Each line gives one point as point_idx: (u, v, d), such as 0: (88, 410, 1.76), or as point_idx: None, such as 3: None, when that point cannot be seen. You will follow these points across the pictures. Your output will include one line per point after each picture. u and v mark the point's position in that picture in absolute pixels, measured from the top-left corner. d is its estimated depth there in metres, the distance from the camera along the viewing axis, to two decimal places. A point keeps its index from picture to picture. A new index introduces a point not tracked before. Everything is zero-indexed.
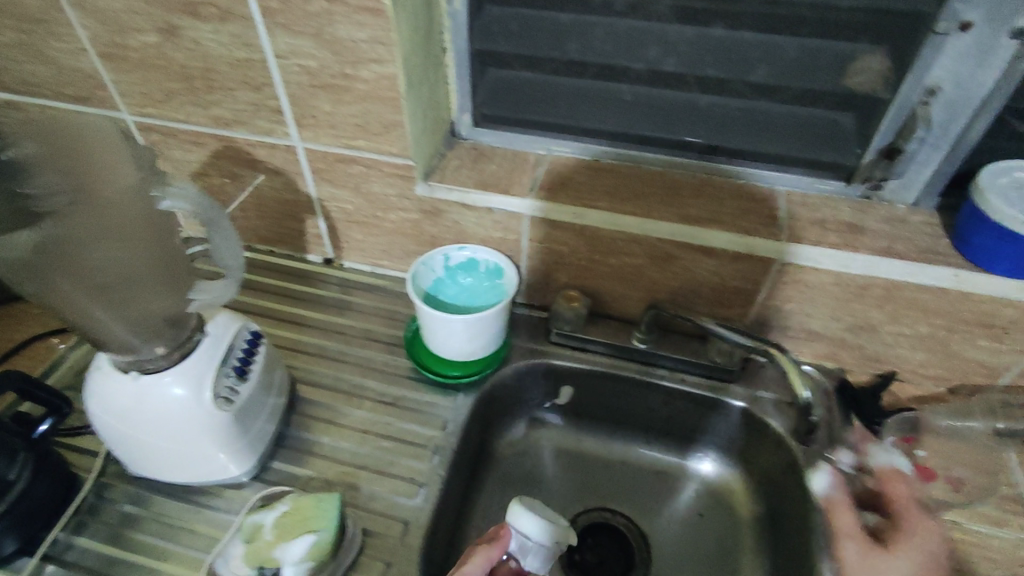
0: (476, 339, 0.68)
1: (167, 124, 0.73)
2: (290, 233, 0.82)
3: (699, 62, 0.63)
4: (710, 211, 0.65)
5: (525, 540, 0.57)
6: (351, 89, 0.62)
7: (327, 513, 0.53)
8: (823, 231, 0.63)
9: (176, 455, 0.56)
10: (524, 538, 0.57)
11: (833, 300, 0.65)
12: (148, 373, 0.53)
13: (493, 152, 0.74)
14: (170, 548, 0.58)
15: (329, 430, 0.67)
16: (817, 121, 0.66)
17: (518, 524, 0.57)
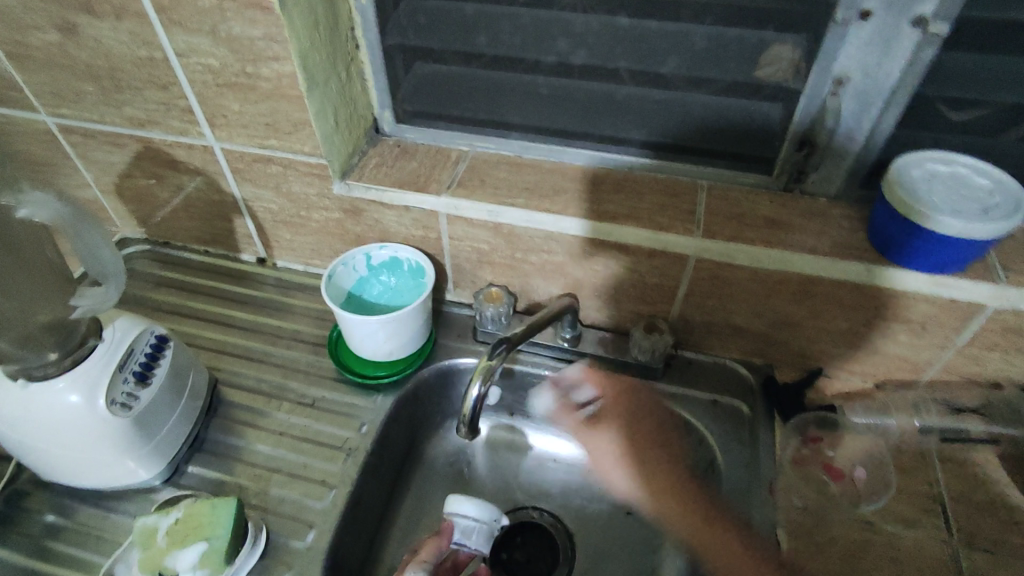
0: (394, 339, 0.67)
1: (84, 124, 0.72)
2: (221, 233, 0.81)
3: (610, 53, 0.63)
4: (627, 207, 0.64)
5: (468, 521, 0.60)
6: (255, 87, 0.61)
7: (222, 520, 0.54)
8: (741, 226, 0.61)
9: (75, 461, 0.56)
10: (467, 523, 0.60)
11: (752, 295, 0.64)
12: (34, 380, 0.53)
13: (417, 148, 0.73)
14: (77, 555, 0.58)
15: (247, 434, 0.67)
16: (734, 112, 0.63)
17: (460, 509, 0.60)
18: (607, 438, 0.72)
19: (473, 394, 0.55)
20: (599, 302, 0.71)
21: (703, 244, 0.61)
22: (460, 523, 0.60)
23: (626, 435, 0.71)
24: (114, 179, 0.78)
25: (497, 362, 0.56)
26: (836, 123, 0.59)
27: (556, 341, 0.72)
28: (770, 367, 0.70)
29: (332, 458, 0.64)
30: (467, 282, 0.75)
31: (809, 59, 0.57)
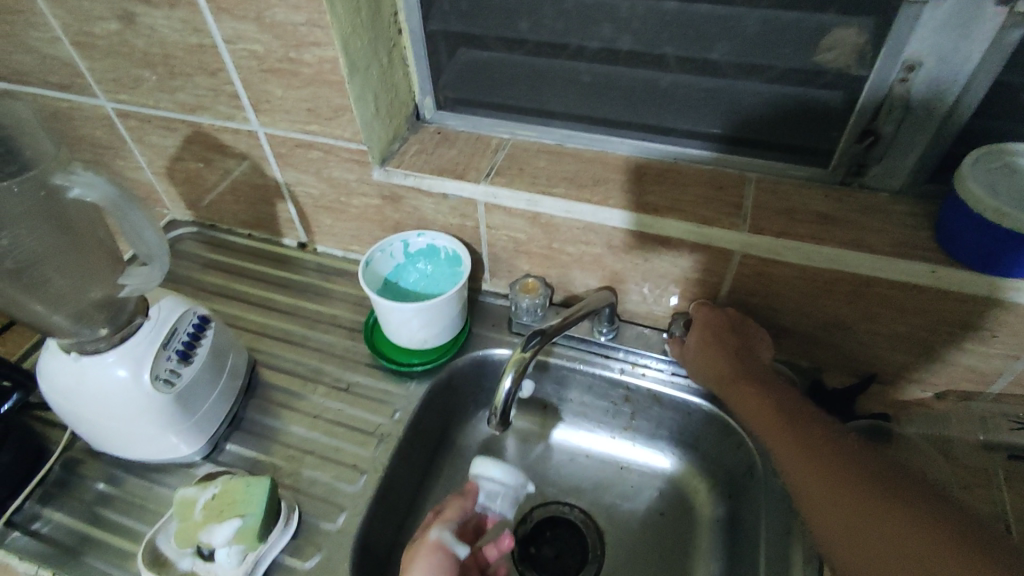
0: (429, 327, 0.67)
1: (139, 110, 0.74)
2: (265, 217, 0.83)
3: (656, 39, 0.60)
4: (671, 199, 0.62)
5: (495, 484, 0.60)
6: (299, 73, 0.62)
7: (256, 497, 0.55)
8: (791, 221, 0.58)
9: (122, 433, 0.58)
10: (492, 484, 0.60)
11: (800, 295, 0.61)
12: (88, 355, 0.55)
13: (457, 136, 0.72)
14: (122, 523, 0.60)
15: (284, 414, 0.68)
16: (787, 101, 0.59)
17: (485, 471, 0.60)
18: (693, 341, 0.64)
19: (505, 386, 0.54)
20: (637, 297, 0.69)
21: (750, 239, 0.58)
22: (484, 484, 0.60)
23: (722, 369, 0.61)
24: (167, 162, 0.80)
25: (531, 354, 0.55)
26: (902, 112, 0.54)
27: (593, 335, 0.70)
28: (817, 370, 0.67)
29: (364, 443, 0.65)
30: (504, 272, 0.74)
31: (876, 42, 0.53)
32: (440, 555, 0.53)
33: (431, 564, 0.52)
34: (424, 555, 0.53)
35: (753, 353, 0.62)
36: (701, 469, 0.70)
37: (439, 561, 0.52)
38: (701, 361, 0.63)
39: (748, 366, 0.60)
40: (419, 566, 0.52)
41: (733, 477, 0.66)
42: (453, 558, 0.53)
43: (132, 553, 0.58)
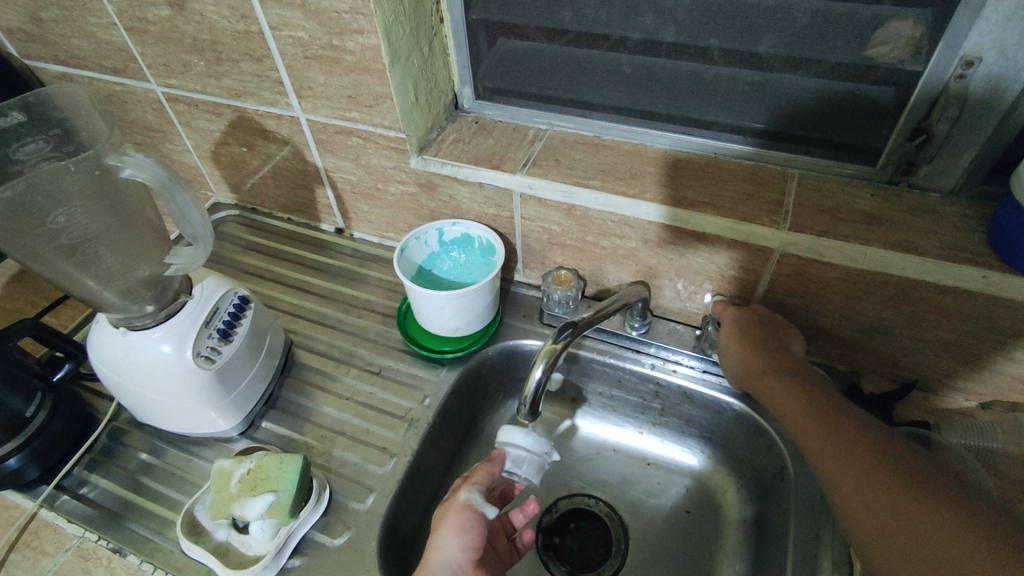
0: (461, 316, 0.68)
1: (188, 94, 0.76)
2: (304, 202, 0.84)
3: (701, 30, 0.59)
4: (710, 194, 0.61)
5: (520, 450, 0.57)
6: (341, 60, 0.63)
7: (289, 475, 0.56)
8: (835, 220, 0.57)
9: (165, 407, 0.60)
10: (520, 450, 0.58)
11: (840, 297, 0.59)
12: (134, 330, 0.57)
13: (495, 126, 0.72)
14: (163, 493, 0.63)
15: (317, 395, 0.70)
16: (836, 95, 0.57)
17: (513, 439, 0.58)
18: (726, 337, 0.62)
19: (536, 376, 0.54)
20: (671, 293, 0.69)
21: (791, 237, 0.57)
22: (512, 450, 0.58)
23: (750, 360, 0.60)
24: (212, 146, 0.82)
25: (562, 346, 0.55)
26: (959, 110, 0.52)
27: (625, 329, 0.70)
28: (855, 374, 0.65)
29: (394, 426, 0.66)
30: (537, 263, 0.74)
31: (934, 35, 0.50)
32: (470, 514, 0.54)
33: (461, 521, 0.54)
34: (454, 513, 0.54)
35: (787, 347, 0.60)
36: (730, 470, 0.69)
37: (469, 519, 0.54)
38: (734, 356, 0.61)
39: (783, 359, 0.58)
40: (449, 523, 0.54)
41: (763, 478, 0.65)
42: (482, 517, 0.54)
43: (171, 521, 0.60)
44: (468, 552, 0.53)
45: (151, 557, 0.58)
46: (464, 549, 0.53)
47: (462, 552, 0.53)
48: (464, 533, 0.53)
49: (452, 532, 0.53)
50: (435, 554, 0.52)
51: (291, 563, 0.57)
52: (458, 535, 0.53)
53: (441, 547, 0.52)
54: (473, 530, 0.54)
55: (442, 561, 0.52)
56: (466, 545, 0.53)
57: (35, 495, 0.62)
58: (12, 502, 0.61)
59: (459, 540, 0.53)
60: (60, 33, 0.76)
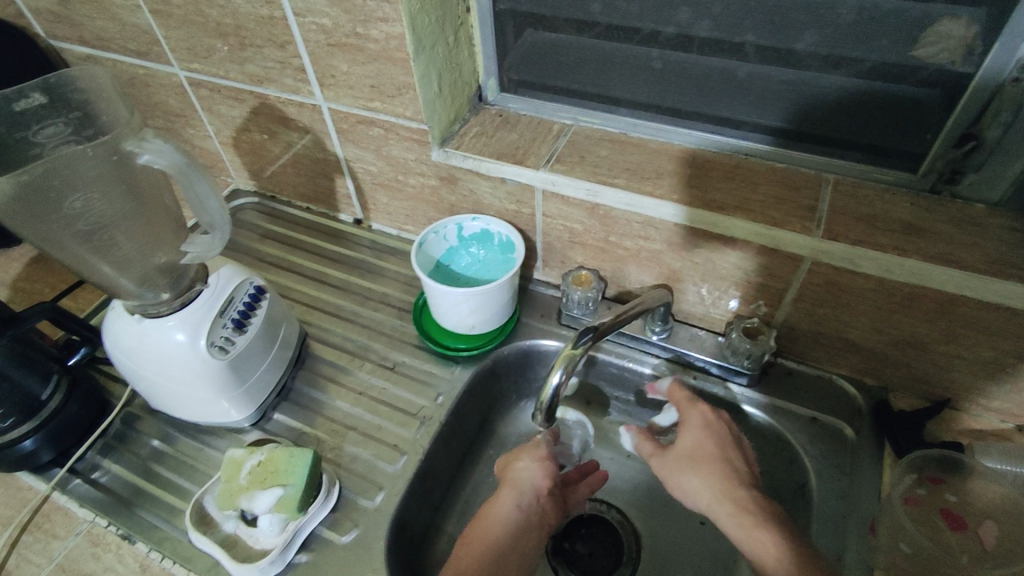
0: (477, 314, 0.67)
1: (210, 79, 0.75)
2: (323, 192, 0.84)
3: (738, 26, 0.56)
4: (740, 197, 0.58)
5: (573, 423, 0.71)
6: (364, 48, 0.61)
7: (298, 469, 0.56)
8: (872, 229, 0.54)
9: (178, 396, 0.60)
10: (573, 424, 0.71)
11: (873, 309, 0.57)
12: (149, 317, 0.56)
13: (519, 120, 0.71)
14: (173, 482, 0.63)
15: (330, 388, 0.69)
16: (877, 97, 0.55)
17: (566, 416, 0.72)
18: (692, 433, 0.60)
19: (553, 380, 0.52)
20: (694, 298, 0.66)
21: (824, 245, 0.54)
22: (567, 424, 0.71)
23: (698, 462, 0.58)
24: (233, 132, 0.82)
25: (582, 351, 0.53)
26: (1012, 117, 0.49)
27: (645, 334, 0.68)
28: (884, 390, 0.63)
29: (406, 423, 0.65)
30: (557, 262, 0.72)
31: (987, 37, 0.47)
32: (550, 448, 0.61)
33: (540, 450, 0.61)
34: (533, 445, 0.62)
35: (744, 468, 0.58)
36: None
37: (545, 451, 0.61)
38: (698, 454, 0.58)
39: (740, 473, 0.57)
40: (529, 451, 0.61)
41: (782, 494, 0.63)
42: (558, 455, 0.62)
43: (181, 510, 0.60)
44: (547, 480, 0.59)
45: (160, 546, 0.57)
46: (545, 476, 0.59)
47: (544, 478, 0.59)
48: (545, 462, 0.60)
49: (531, 459, 0.60)
50: (517, 476, 0.59)
51: (298, 558, 0.56)
52: (539, 461, 0.60)
53: (523, 469, 0.59)
54: (553, 462, 0.61)
55: (525, 480, 0.59)
56: (547, 472, 0.60)
57: (48, 477, 0.62)
58: (26, 484, 0.62)
59: (542, 467, 0.60)
60: (86, 14, 0.75)
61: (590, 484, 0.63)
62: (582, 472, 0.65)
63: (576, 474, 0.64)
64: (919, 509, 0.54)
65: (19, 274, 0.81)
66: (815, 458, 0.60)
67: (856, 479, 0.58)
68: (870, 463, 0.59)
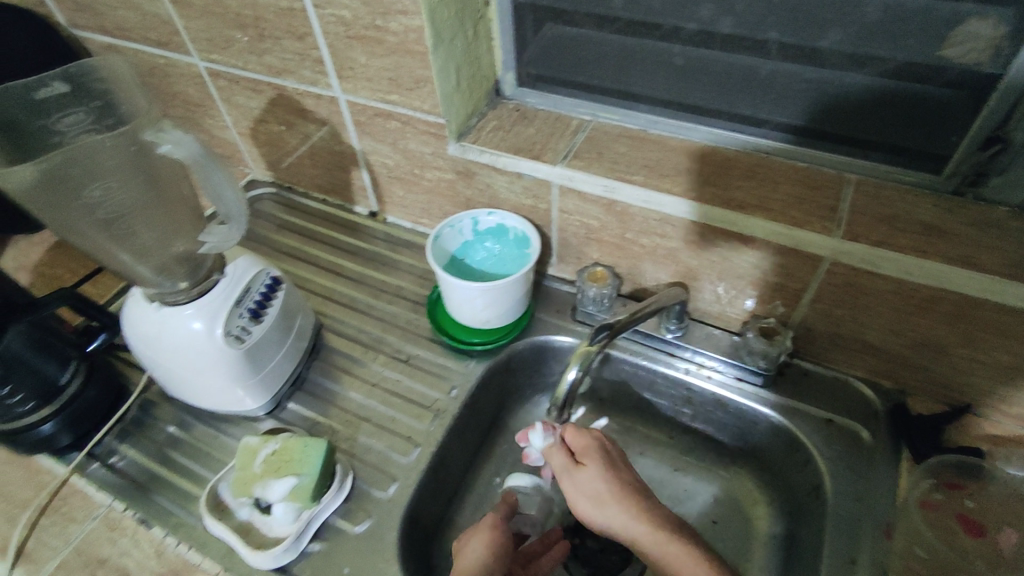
0: (491, 308, 0.67)
1: (229, 70, 0.76)
2: (340, 183, 0.84)
3: (761, 23, 0.56)
4: (759, 195, 0.58)
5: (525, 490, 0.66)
6: (383, 41, 0.61)
7: (312, 458, 0.56)
8: (894, 231, 0.53)
9: (195, 384, 0.61)
10: (528, 493, 0.67)
11: (892, 311, 0.56)
12: (167, 305, 0.57)
13: (537, 114, 0.70)
14: (189, 468, 0.63)
15: (344, 379, 0.69)
16: (900, 97, 0.55)
17: (521, 483, 0.66)
18: (594, 461, 0.57)
19: (569, 377, 0.52)
20: (709, 297, 0.66)
21: (844, 246, 0.54)
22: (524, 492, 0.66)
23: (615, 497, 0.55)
24: (251, 123, 0.82)
25: (598, 349, 0.53)
26: None
27: (660, 331, 0.68)
28: (901, 393, 0.62)
29: (419, 416, 0.65)
30: (572, 258, 0.72)
31: (1015, 36, 0.46)
32: (497, 528, 0.55)
33: (488, 535, 0.55)
34: (481, 530, 0.55)
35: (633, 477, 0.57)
36: (760, 482, 0.67)
37: (495, 536, 0.55)
38: (599, 491, 0.55)
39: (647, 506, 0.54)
40: (479, 535, 0.55)
41: (796, 495, 0.63)
42: (508, 534, 0.56)
43: (196, 497, 0.61)
44: (496, 563, 0.53)
45: (175, 531, 0.58)
46: (492, 559, 0.53)
47: (490, 559, 0.53)
48: (491, 546, 0.54)
49: (477, 544, 0.54)
50: (463, 565, 0.53)
51: (311, 547, 0.57)
52: (483, 544, 0.54)
53: (468, 557, 0.53)
54: (500, 543, 0.55)
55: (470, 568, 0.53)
56: (494, 555, 0.53)
57: (67, 461, 0.63)
58: (45, 468, 0.63)
59: (487, 549, 0.54)
60: (107, 4, 0.76)
61: (551, 557, 0.59)
62: (547, 545, 0.61)
63: (539, 547, 0.61)
64: (937, 510, 0.56)
65: (39, 261, 0.82)
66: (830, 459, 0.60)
67: (872, 482, 0.57)
68: (886, 466, 0.58)
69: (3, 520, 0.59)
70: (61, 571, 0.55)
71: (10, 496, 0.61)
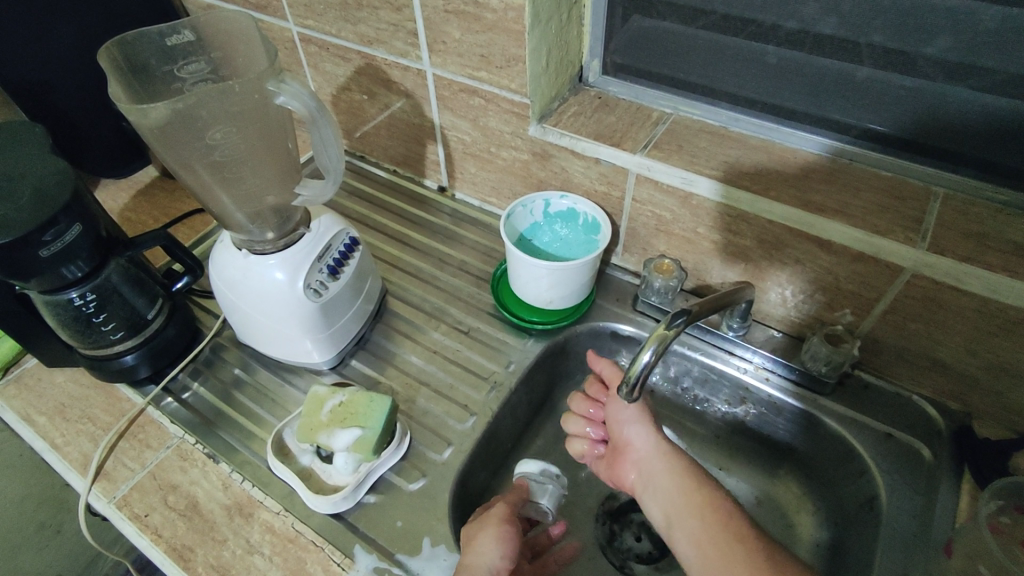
0: (557, 289, 0.68)
1: (321, 36, 0.78)
2: (413, 156, 0.86)
3: (866, 25, 0.55)
4: (841, 200, 0.57)
5: (538, 478, 0.61)
6: (481, 17, 0.63)
7: (376, 414, 0.58)
8: (981, 247, 0.51)
9: (270, 332, 0.64)
10: (541, 479, 0.61)
11: (971, 330, 0.55)
12: (254, 253, 0.59)
13: (618, 103, 0.71)
14: (254, 411, 0.66)
15: (406, 344, 0.72)
16: (1003, 114, 0.53)
17: (531, 469, 0.62)
18: None
19: (643, 359, 0.52)
20: (777, 298, 0.66)
21: (928, 259, 0.53)
22: (533, 481, 0.61)
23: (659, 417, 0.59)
24: (334, 90, 0.85)
25: (674, 332, 0.52)
26: None
27: (723, 329, 0.68)
28: (967, 416, 0.61)
29: (476, 386, 0.67)
30: (638, 248, 0.73)
31: None
32: (509, 525, 0.53)
33: (502, 532, 0.52)
34: (493, 525, 0.52)
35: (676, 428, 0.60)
36: (807, 488, 0.67)
37: (508, 532, 0.52)
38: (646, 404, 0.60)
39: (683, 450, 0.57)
40: (489, 532, 0.52)
41: (846, 505, 0.63)
42: (519, 531, 0.53)
43: (260, 438, 0.64)
44: (509, 562, 0.50)
45: (241, 468, 0.61)
46: (505, 558, 0.50)
47: (503, 560, 0.50)
48: (505, 543, 0.51)
49: (491, 541, 0.51)
50: (476, 560, 0.50)
51: (368, 498, 0.59)
52: (497, 542, 0.51)
53: (481, 553, 0.50)
54: (512, 539, 0.52)
55: (485, 567, 0.49)
56: (507, 553, 0.51)
57: (143, 393, 0.67)
58: (124, 396, 0.67)
59: (500, 548, 0.51)
60: None
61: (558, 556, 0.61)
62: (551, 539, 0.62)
63: (545, 540, 0.62)
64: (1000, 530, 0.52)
65: (126, 205, 0.87)
66: (885, 471, 0.60)
67: (930, 499, 0.57)
68: (947, 486, 0.57)
69: (84, 439, 0.63)
70: (136, 492, 0.59)
71: (91, 419, 0.65)
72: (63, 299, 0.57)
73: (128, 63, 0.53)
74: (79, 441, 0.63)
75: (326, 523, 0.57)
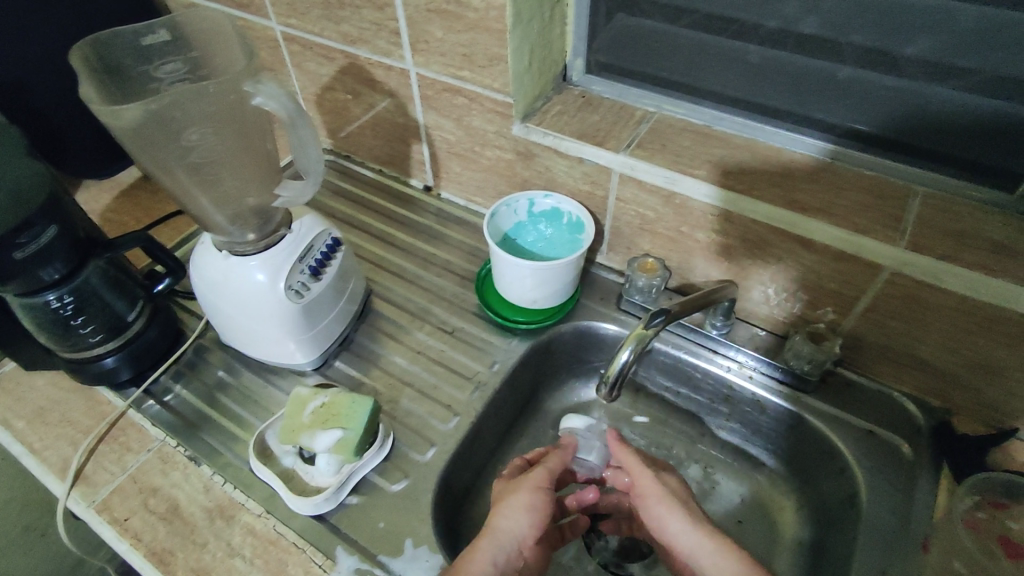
0: (541, 289, 0.68)
1: (305, 36, 0.77)
2: (398, 155, 0.86)
3: (847, 24, 0.55)
4: (823, 198, 0.57)
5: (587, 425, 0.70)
6: (463, 16, 0.63)
7: (359, 415, 0.58)
8: (959, 245, 0.52)
9: (252, 334, 0.63)
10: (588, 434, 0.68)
11: (951, 327, 0.55)
12: (235, 254, 0.59)
13: (602, 102, 0.71)
14: (236, 413, 0.66)
15: (390, 344, 0.71)
16: (980, 112, 0.53)
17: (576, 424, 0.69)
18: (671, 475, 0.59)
19: (621, 358, 0.53)
20: (760, 297, 0.66)
21: (906, 256, 0.53)
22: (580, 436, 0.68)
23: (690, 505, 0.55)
24: (318, 90, 0.84)
25: (654, 331, 0.53)
26: None
27: (706, 327, 0.68)
28: (947, 412, 0.61)
29: (460, 386, 0.67)
30: (623, 247, 0.73)
31: None
32: (541, 492, 0.55)
33: (532, 500, 0.54)
34: (525, 490, 0.55)
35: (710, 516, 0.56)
36: (790, 486, 0.67)
37: (538, 500, 0.55)
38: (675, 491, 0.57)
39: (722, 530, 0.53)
40: (520, 497, 0.54)
41: (828, 502, 0.63)
42: (550, 502, 0.55)
43: (242, 440, 0.63)
44: (534, 529, 0.54)
45: (222, 471, 0.61)
46: (531, 526, 0.54)
47: (528, 529, 0.53)
48: (533, 513, 0.54)
49: (522, 507, 0.54)
50: (502, 524, 0.53)
51: (350, 499, 0.59)
52: (527, 512, 0.54)
53: (509, 519, 0.53)
54: (541, 508, 0.55)
55: (511, 533, 0.53)
56: (534, 523, 0.54)
57: (125, 395, 0.67)
58: (104, 399, 0.66)
59: (527, 517, 0.54)
60: None
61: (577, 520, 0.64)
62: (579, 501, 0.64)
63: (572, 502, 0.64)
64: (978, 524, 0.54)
65: (108, 207, 0.86)
66: (866, 469, 0.60)
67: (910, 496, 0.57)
68: (926, 484, 0.58)
69: (65, 443, 0.62)
70: (117, 496, 0.59)
71: (72, 422, 0.64)
72: (41, 301, 0.56)
73: (102, 62, 0.53)
74: (59, 445, 0.62)
75: (308, 525, 0.57)
